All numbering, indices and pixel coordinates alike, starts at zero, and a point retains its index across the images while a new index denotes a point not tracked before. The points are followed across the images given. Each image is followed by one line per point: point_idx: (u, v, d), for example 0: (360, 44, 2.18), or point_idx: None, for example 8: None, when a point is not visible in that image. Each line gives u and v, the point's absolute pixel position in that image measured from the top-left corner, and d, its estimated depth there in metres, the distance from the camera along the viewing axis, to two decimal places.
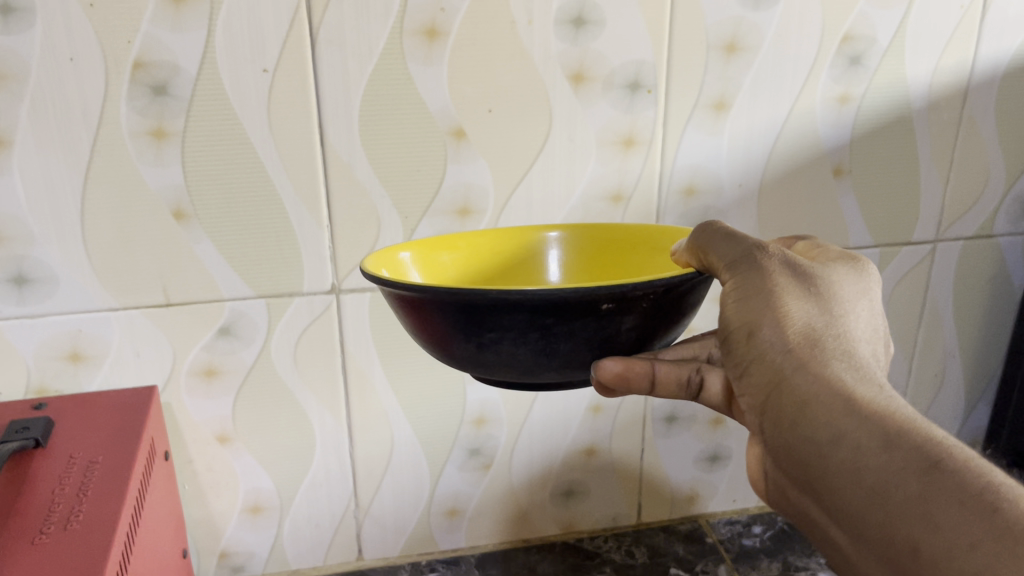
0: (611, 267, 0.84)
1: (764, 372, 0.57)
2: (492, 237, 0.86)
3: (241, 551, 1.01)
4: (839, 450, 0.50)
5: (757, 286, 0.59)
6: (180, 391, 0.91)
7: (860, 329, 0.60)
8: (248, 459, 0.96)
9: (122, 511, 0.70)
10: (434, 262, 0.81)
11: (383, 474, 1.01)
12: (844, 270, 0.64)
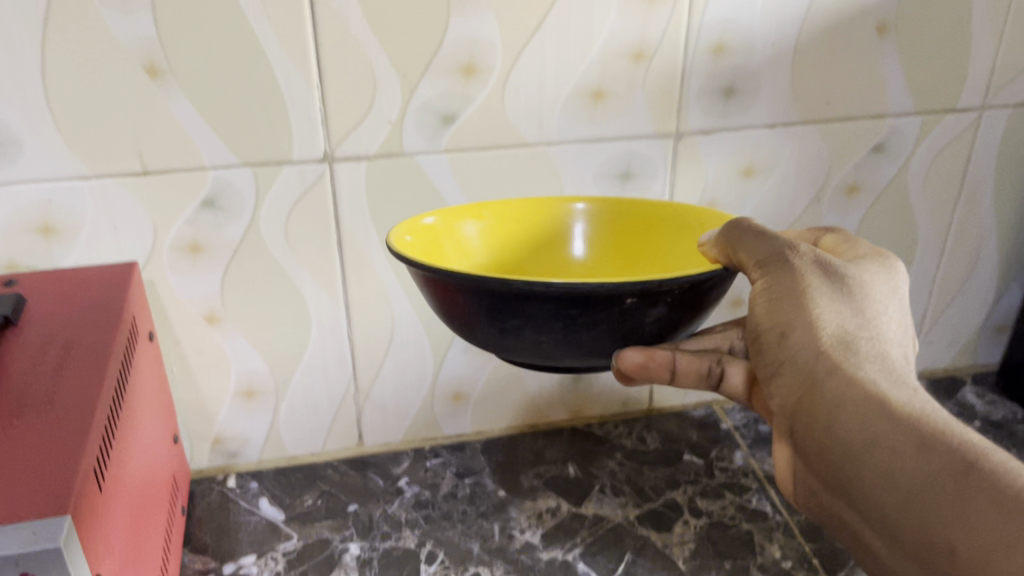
0: (636, 248, 0.83)
1: (795, 377, 0.58)
2: (520, 207, 0.84)
3: (236, 436, 0.96)
4: (873, 452, 0.52)
5: (789, 289, 0.59)
6: (163, 268, 0.84)
7: (891, 329, 0.60)
8: (239, 341, 0.90)
9: (103, 393, 0.64)
10: (459, 239, 0.80)
11: (383, 358, 0.96)
12: (873, 267, 0.63)
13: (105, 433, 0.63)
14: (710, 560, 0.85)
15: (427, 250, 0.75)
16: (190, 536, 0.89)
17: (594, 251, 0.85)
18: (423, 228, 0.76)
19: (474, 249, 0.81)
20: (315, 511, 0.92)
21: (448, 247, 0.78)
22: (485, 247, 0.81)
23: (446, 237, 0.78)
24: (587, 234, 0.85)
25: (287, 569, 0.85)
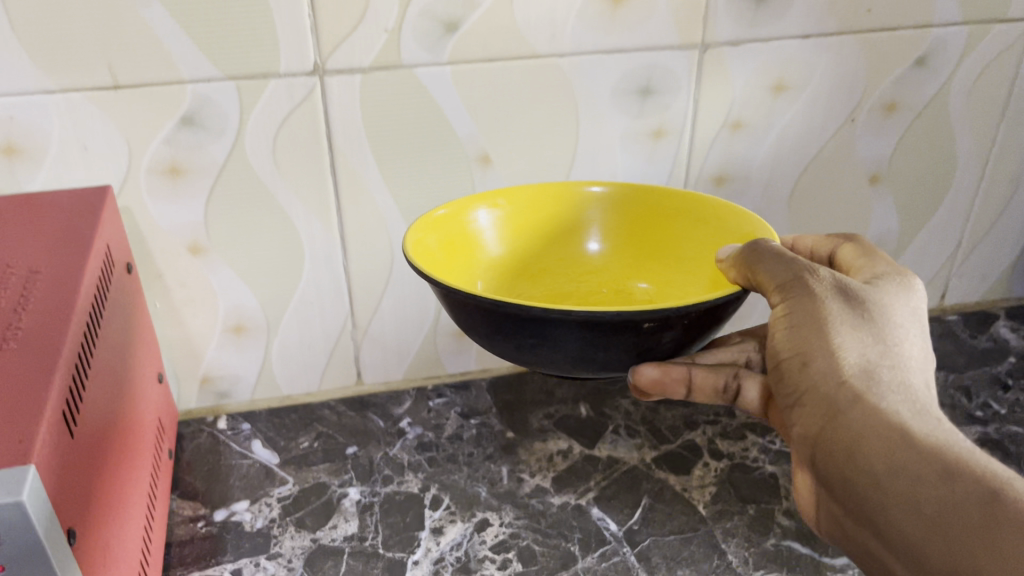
0: (656, 243, 0.79)
1: (817, 408, 0.53)
2: (537, 194, 0.80)
3: (226, 375, 0.90)
4: (894, 482, 0.47)
5: (808, 317, 0.55)
6: (140, 193, 0.77)
7: (915, 351, 0.55)
8: (226, 273, 0.84)
9: (71, 328, 0.58)
10: (473, 230, 0.76)
11: (382, 292, 0.89)
12: (896, 286, 0.59)
13: (74, 373, 0.57)
14: (732, 504, 0.81)
15: (440, 249, 0.72)
16: (179, 480, 0.83)
17: (609, 240, 0.80)
18: (437, 223, 0.73)
19: (488, 242, 0.77)
20: (312, 454, 0.87)
21: (461, 242, 0.75)
22: (498, 239, 0.78)
23: (459, 232, 0.75)
24: (601, 220, 0.81)
25: (283, 516, 0.80)
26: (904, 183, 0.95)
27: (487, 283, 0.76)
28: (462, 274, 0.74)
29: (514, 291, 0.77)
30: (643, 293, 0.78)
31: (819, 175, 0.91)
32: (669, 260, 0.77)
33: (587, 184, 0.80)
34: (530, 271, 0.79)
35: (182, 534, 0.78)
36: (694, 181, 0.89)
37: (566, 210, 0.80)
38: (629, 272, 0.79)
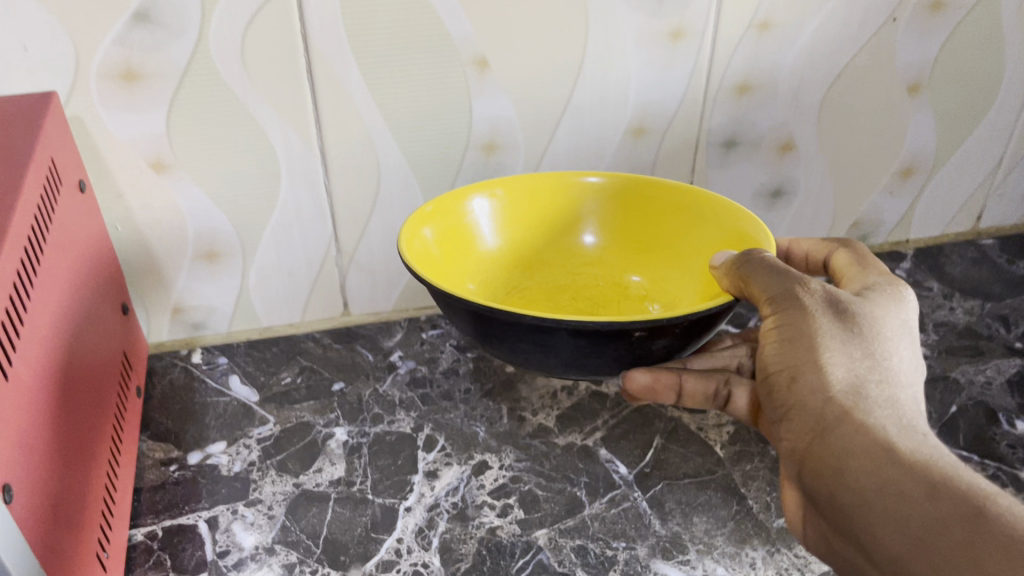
0: (654, 240, 0.76)
1: (803, 424, 0.49)
2: (532, 186, 0.76)
3: (200, 306, 0.83)
4: (879, 498, 0.43)
5: (798, 333, 0.51)
6: (91, 101, 0.68)
7: (905, 362, 0.50)
8: (194, 193, 0.75)
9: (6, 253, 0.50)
10: (468, 221, 0.74)
11: (369, 214, 0.81)
12: (887, 291, 0.54)
13: (9, 302, 0.49)
14: (752, 445, 0.76)
15: (434, 244, 0.70)
16: (150, 420, 0.77)
17: (608, 232, 0.77)
18: (431, 216, 0.70)
19: (480, 235, 0.74)
20: (295, 391, 0.80)
21: (457, 235, 0.73)
22: (493, 231, 0.75)
23: (454, 223, 0.72)
24: (599, 211, 0.77)
25: (263, 459, 0.74)
26: (946, 93, 0.86)
27: (481, 277, 0.74)
28: (454, 272, 0.71)
29: (510, 285, 0.75)
30: (639, 289, 0.75)
31: (853, 85, 0.82)
32: (666, 256, 0.75)
33: (585, 176, 0.76)
34: (528, 262, 0.77)
35: (153, 479, 0.72)
36: (714, 90, 0.80)
37: (565, 201, 0.76)
38: (626, 265, 0.77)
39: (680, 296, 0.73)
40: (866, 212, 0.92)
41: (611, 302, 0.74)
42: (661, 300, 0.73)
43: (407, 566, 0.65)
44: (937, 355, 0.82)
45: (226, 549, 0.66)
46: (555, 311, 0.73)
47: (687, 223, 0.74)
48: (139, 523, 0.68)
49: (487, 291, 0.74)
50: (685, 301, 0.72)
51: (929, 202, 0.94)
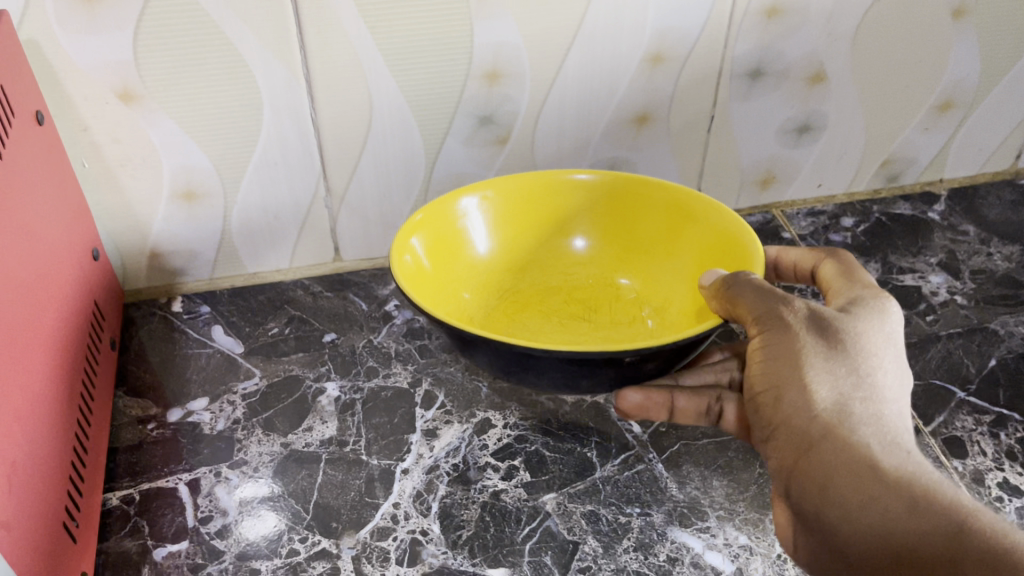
0: (648, 243, 0.70)
1: (787, 442, 0.47)
2: (518, 189, 0.70)
3: (179, 250, 0.76)
4: (864, 516, 0.43)
5: (784, 355, 0.47)
6: (47, 23, 0.60)
7: (891, 375, 0.47)
8: (168, 126, 0.68)
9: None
10: (454, 230, 0.67)
11: (360, 151, 0.73)
12: (872, 303, 0.50)
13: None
14: None
15: (420, 255, 0.64)
16: (126, 374, 0.71)
17: (599, 231, 0.71)
18: (418, 229, 0.64)
19: (465, 246, 0.68)
20: (283, 342, 0.74)
21: (446, 243, 0.66)
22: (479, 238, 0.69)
23: (442, 229, 0.66)
24: (589, 208, 0.71)
25: (248, 417, 0.68)
26: (994, 18, 0.78)
27: (469, 285, 0.68)
28: (439, 289, 0.65)
29: (498, 290, 0.70)
30: (629, 292, 0.70)
31: (895, 10, 0.74)
32: (657, 257, 0.69)
33: (573, 175, 0.70)
34: (514, 269, 0.71)
35: (130, 438, 0.66)
36: (742, 15, 0.71)
37: (554, 199, 0.70)
38: (617, 270, 0.71)
39: (670, 301, 0.67)
40: (898, 149, 0.85)
41: (600, 308, 0.69)
42: (650, 306, 0.68)
43: (404, 534, 0.60)
44: (974, 305, 0.76)
45: (209, 516, 0.61)
46: (543, 322, 0.68)
47: (679, 225, 0.68)
48: (116, 487, 0.63)
49: (475, 300, 0.68)
50: (675, 308, 0.67)
51: (966, 138, 0.87)
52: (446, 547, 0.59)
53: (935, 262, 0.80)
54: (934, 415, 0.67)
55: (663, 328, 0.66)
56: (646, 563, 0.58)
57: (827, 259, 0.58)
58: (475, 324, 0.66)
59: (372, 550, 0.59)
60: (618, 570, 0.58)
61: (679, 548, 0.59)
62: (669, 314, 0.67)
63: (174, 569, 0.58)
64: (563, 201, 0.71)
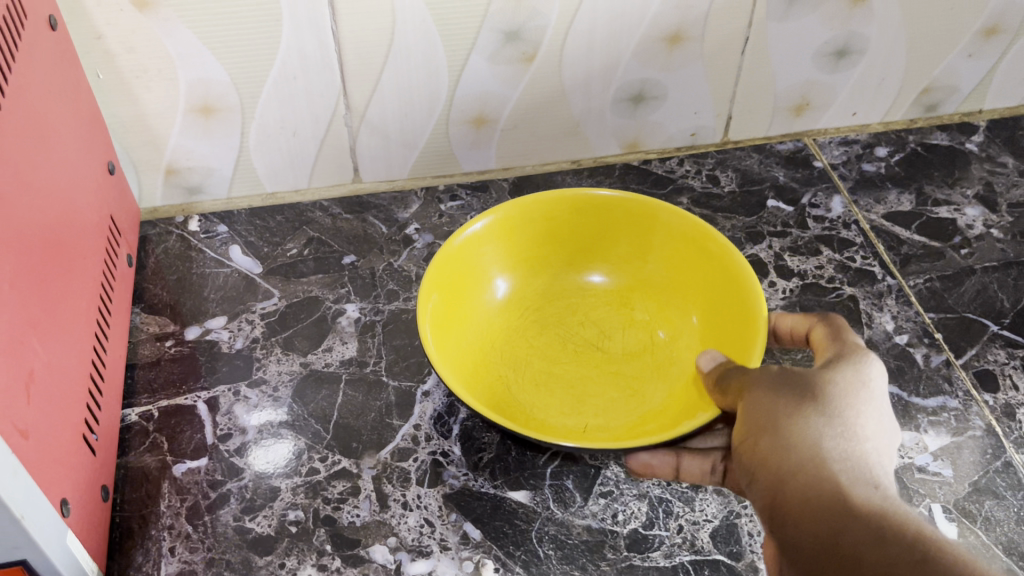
0: (662, 265, 0.66)
1: (764, 486, 0.45)
2: (533, 209, 0.64)
3: (195, 167, 0.74)
4: (833, 549, 0.41)
5: (762, 415, 0.46)
6: None
7: (869, 419, 0.45)
8: (185, 37, 0.66)
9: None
10: (471, 256, 0.63)
11: (382, 67, 0.71)
12: (848, 356, 0.48)
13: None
14: None
15: (439, 300, 0.60)
16: (143, 291, 0.70)
17: (614, 248, 0.67)
18: (438, 270, 0.60)
19: (480, 271, 0.64)
20: (302, 263, 0.73)
21: (464, 274, 0.63)
22: (495, 262, 0.65)
23: (461, 259, 0.62)
24: (603, 227, 0.66)
25: (267, 336, 0.67)
26: None
27: (485, 312, 0.65)
28: (455, 326, 0.62)
29: (514, 311, 0.66)
30: (640, 316, 0.66)
31: None
32: (670, 286, 0.65)
33: (588, 196, 0.64)
34: (529, 288, 0.67)
35: (148, 355, 0.66)
36: None
37: (569, 219, 0.65)
38: (630, 290, 0.67)
39: (682, 334, 0.64)
40: (940, 76, 0.81)
41: (613, 334, 0.66)
42: (663, 334, 0.65)
43: (425, 455, 0.60)
44: (1011, 240, 0.74)
45: (228, 433, 0.61)
46: (557, 351, 0.64)
47: (692, 255, 0.63)
48: (135, 402, 0.63)
49: (490, 326, 0.65)
50: (687, 343, 0.63)
51: (1013, 66, 0.83)
52: (467, 469, 0.59)
53: (973, 196, 0.78)
54: (965, 348, 0.66)
55: (675, 363, 0.63)
56: (669, 489, 0.59)
57: (819, 326, 0.54)
58: (490, 356, 0.63)
59: (392, 471, 0.59)
60: (640, 495, 0.58)
61: None
62: (681, 349, 0.63)
63: (195, 484, 0.58)
64: (576, 220, 0.66)
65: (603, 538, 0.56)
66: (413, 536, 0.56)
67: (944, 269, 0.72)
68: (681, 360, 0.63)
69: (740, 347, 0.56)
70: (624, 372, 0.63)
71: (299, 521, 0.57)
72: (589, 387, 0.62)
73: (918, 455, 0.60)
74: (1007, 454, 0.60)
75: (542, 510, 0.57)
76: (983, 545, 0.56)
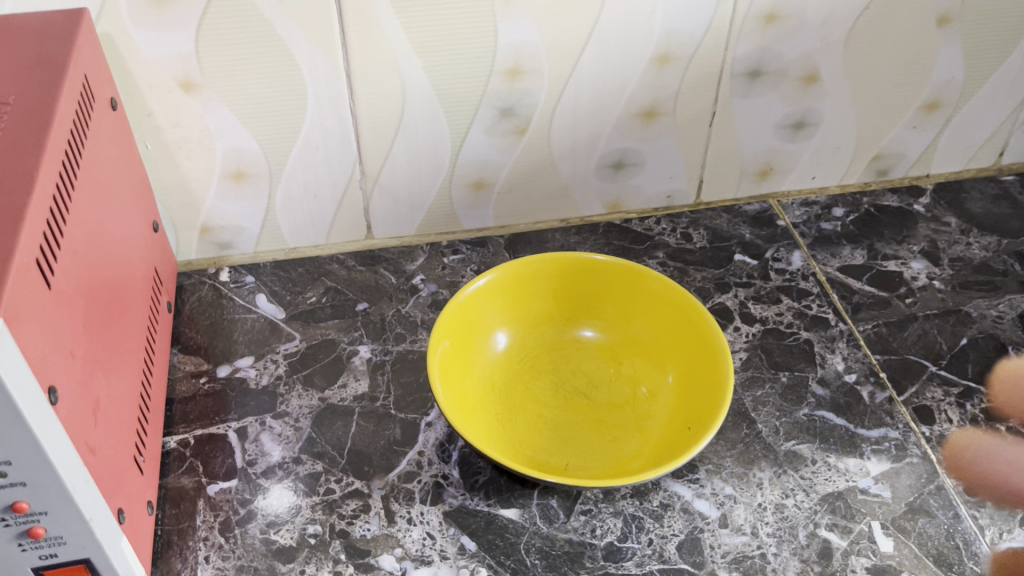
0: (649, 325, 0.74)
1: None
2: (539, 267, 0.73)
3: (227, 225, 0.84)
4: None
5: None
6: (121, 19, 0.68)
7: None
8: (223, 112, 0.76)
9: (33, 190, 0.51)
10: (479, 306, 0.72)
11: (393, 139, 0.81)
12: None
13: (43, 238, 0.51)
14: (764, 372, 0.76)
15: (448, 344, 0.69)
16: (180, 334, 0.79)
17: (608, 306, 0.75)
18: (449, 318, 0.69)
19: (486, 319, 0.73)
20: (320, 310, 0.82)
21: (472, 322, 0.72)
22: (500, 313, 0.74)
23: (470, 308, 0.71)
24: (600, 287, 0.75)
25: (289, 374, 0.76)
26: (980, 23, 0.83)
27: (488, 358, 0.73)
28: (460, 369, 0.70)
29: (514, 357, 0.74)
30: (627, 370, 0.74)
31: (883, 13, 0.80)
32: (655, 346, 0.73)
33: (585, 259, 0.73)
34: (531, 339, 0.75)
35: (185, 390, 0.75)
36: (742, 19, 0.78)
37: (568, 278, 0.74)
38: (620, 346, 0.75)
39: (662, 390, 0.71)
40: (888, 144, 0.91)
41: (601, 385, 0.73)
42: (644, 389, 0.72)
43: (428, 477, 0.69)
44: (951, 290, 0.83)
45: (255, 458, 0.70)
46: (550, 397, 0.72)
47: (674, 318, 0.71)
48: (173, 432, 0.71)
49: (491, 370, 0.73)
50: (664, 399, 0.71)
51: (954, 136, 0.92)
52: (464, 490, 0.68)
53: (918, 251, 0.87)
54: (906, 386, 0.75)
55: (651, 416, 0.70)
56: (641, 508, 0.67)
57: None
58: (489, 398, 0.71)
59: (399, 490, 0.68)
60: (616, 513, 0.66)
61: (671, 496, 0.68)
62: (659, 404, 0.71)
63: (227, 502, 0.67)
64: (575, 280, 0.75)
65: (583, 549, 0.64)
66: (417, 547, 0.64)
67: (890, 316, 0.81)
68: (657, 414, 0.70)
69: (707, 409, 0.65)
70: (607, 419, 0.71)
71: (317, 534, 0.65)
72: (574, 431, 0.70)
73: (861, 478, 0.69)
74: (940, 479, 0.69)
75: (530, 525, 0.66)
76: (915, 556, 0.64)
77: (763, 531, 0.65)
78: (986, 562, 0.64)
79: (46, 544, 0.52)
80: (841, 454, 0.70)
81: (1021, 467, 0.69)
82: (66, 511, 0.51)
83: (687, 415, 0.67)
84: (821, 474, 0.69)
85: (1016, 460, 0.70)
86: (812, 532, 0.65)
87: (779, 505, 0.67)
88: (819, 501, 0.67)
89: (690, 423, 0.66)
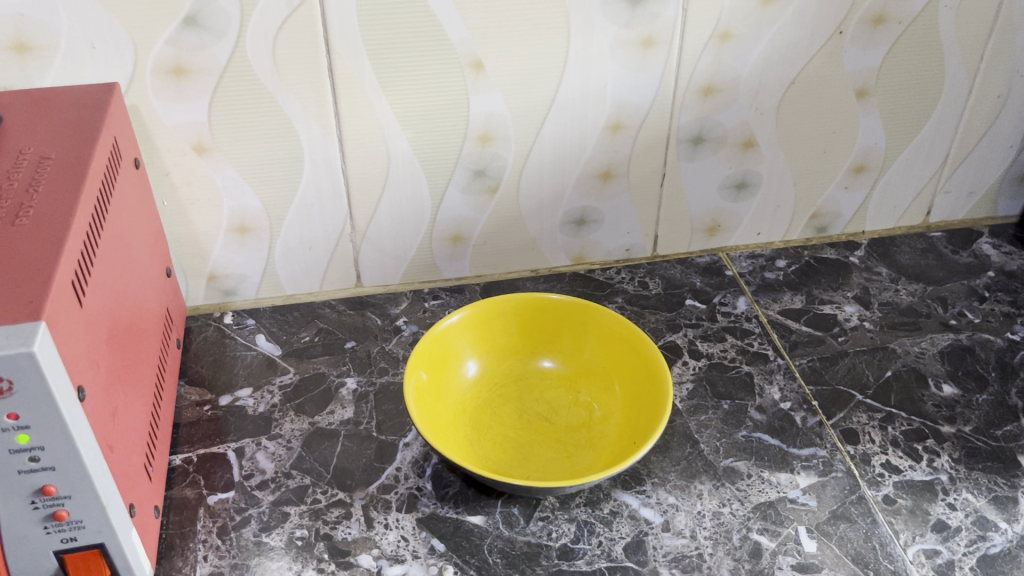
0: (602, 355, 0.83)
1: None
2: (505, 305, 0.83)
3: (231, 273, 0.94)
4: None
5: None
6: (146, 93, 0.80)
7: None
8: (230, 173, 0.87)
9: (72, 225, 0.62)
10: (451, 341, 0.82)
11: (379, 196, 0.92)
12: None
13: (78, 264, 0.62)
14: (707, 399, 0.85)
15: (423, 373, 0.78)
16: (187, 369, 0.89)
17: (567, 341, 0.85)
18: (424, 350, 0.79)
19: (458, 351, 0.82)
20: (312, 348, 0.92)
21: (444, 354, 0.81)
22: (471, 347, 0.83)
23: (443, 342, 0.81)
24: (558, 323, 0.84)
25: (283, 402, 0.85)
26: (893, 96, 0.95)
27: (459, 386, 0.82)
28: (434, 395, 0.79)
29: (483, 386, 0.83)
30: (583, 397, 0.83)
31: (808, 88, 0.92)
32: (608, 374, 0.82)
33: (546, 299, 0.83)
34: (498, 371, 0.84)
35: (190, 416, 0.84)
36: (682, 92, 0.90)
37: (531, 315, 0.84)
38: (577, 375, 0.84)
39: (613, 413, 0.80)
40: (823, 204, 1.02)
41: (560, 410, 0.82)
42: (598, 412, 0.81)
43: (404, 489, 0.77)
44: (878, 330, 0.93)
45: (250, 473, 0.78)
46: (513, 420, 0.81)
47: (623, 349, 0.81)
48: (178, 451, 0.80)
49: (462, 397, 0.82)
50: (615, 420, 0.79)
51: (882, 197, 1.03)
52: (436, 499, 0.76)
53: (851, 297, 0.97)
54: (835, 412, 0.84)
55: (603, 436, 0.79)
56: (593, 514, 0.75)
57: None
58: (460, 421, 0.80)
59: (378, 501, 0.76)
60: (571, 519, 0.75)
61: (619, 504, 0.76)
62: (610, 425, 0.79)
63: (224, 510, 0.75)
64: (536, 316, 0.84)
65: (539, 549, 0.72)
66: (392, 547, 0.72)
67: (825, 352, 0.90)
68: (608, 433, 0.79)
69: (651, 425, 0.74)
70: (565, 439, 0.79)
71: (303, 537, 0.73)
72: (535, 448, 0.78)
73: (790, 489, 0.77)
74: (861, 490, 0.77)
75: (493, 529, 0.74)
76: (836, 556, 0.72)
77: (701, 534, 0.73)
78: (899, 561, 0.71)
79: (68, 527, 0.61)
80: (774, 469, 0.79)
81: (936, 481, 0.77)
82: (86, 495, 0.59)
83: (634, 432, 0.76)
84: (754, 486, 0.77)
85: (931, 476, 0.78)
86: (745, 535, 0.73)
87: (716, 512, 0.75)
88: (752, 509, 0.75)
89: (636, 438, 0.75)
